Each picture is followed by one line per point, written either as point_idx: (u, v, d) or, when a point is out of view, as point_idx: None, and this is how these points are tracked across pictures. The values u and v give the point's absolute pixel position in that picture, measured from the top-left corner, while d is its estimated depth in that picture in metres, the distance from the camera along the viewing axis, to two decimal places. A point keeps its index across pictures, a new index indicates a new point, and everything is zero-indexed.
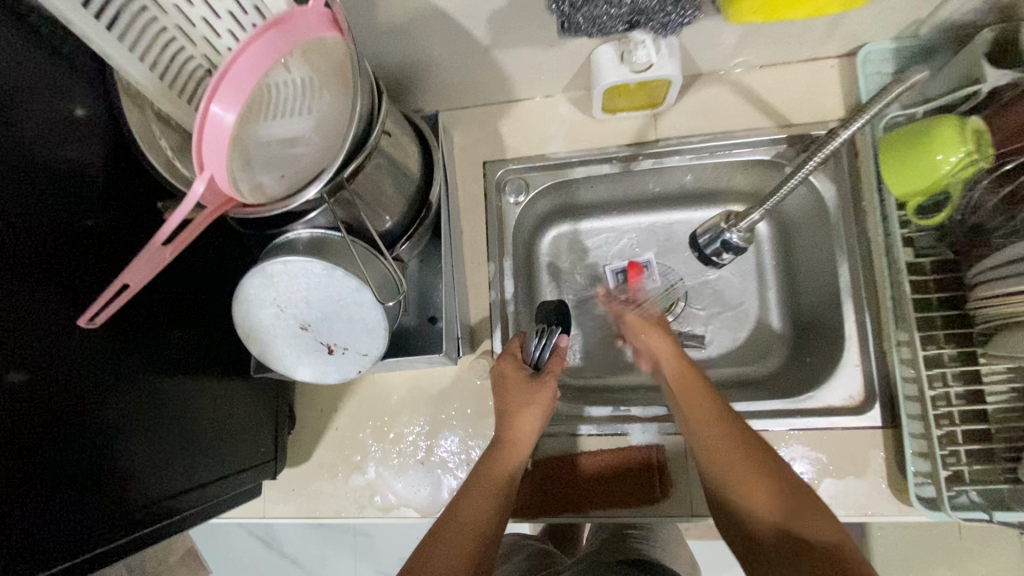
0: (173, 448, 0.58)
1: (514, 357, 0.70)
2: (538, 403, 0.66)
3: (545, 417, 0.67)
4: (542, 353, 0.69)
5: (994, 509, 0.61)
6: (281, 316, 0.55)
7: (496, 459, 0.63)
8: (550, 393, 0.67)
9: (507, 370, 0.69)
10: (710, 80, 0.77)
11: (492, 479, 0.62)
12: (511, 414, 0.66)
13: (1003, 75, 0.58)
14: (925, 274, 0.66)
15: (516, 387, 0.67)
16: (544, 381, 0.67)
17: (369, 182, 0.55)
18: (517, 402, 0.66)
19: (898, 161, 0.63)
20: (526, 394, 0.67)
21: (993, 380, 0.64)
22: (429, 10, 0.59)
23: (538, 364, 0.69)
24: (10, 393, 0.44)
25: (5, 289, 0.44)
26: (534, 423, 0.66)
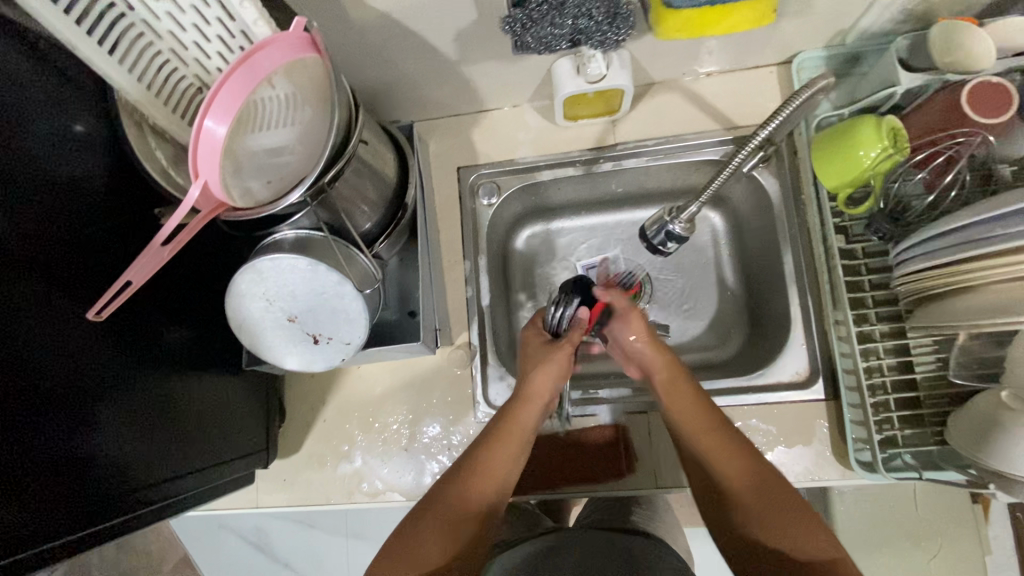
0: (167, 437, 0.63)
1: (537, 326, 0.77)
2: (554, 365, 0.71)
3: (559, 383, 0.72)
4: (560, 322, 0.74)
5: (925, 469, 0.67)
6: (270, 309, 0.60)
7: (509, 420, 0.68)
8: (567, 355, 0.72)
9: (530, 338, 0.76)
10: (662, 88, 0.84)
11: (502, 448, 0.66)
12: (530, 372, 0.72)
13: (914, 78, 0.65)
14: (858, 259, 0.73)
15: (536, 351, 0.73)
16: (560, 345, 0.72)
17: (350, 187, 0.61)
18: (534, 367, 0.71)
19: (830, 155, 0.70)
20: (544, 356, 0.72)
21: (921, 352, 0.70)
22: (402, 31, 0.66)
23: (557, 332, 0.74)
24: (26, 375, 0.49)
25: (22, 282, 0.49)
26: (546, 390, 0.71)
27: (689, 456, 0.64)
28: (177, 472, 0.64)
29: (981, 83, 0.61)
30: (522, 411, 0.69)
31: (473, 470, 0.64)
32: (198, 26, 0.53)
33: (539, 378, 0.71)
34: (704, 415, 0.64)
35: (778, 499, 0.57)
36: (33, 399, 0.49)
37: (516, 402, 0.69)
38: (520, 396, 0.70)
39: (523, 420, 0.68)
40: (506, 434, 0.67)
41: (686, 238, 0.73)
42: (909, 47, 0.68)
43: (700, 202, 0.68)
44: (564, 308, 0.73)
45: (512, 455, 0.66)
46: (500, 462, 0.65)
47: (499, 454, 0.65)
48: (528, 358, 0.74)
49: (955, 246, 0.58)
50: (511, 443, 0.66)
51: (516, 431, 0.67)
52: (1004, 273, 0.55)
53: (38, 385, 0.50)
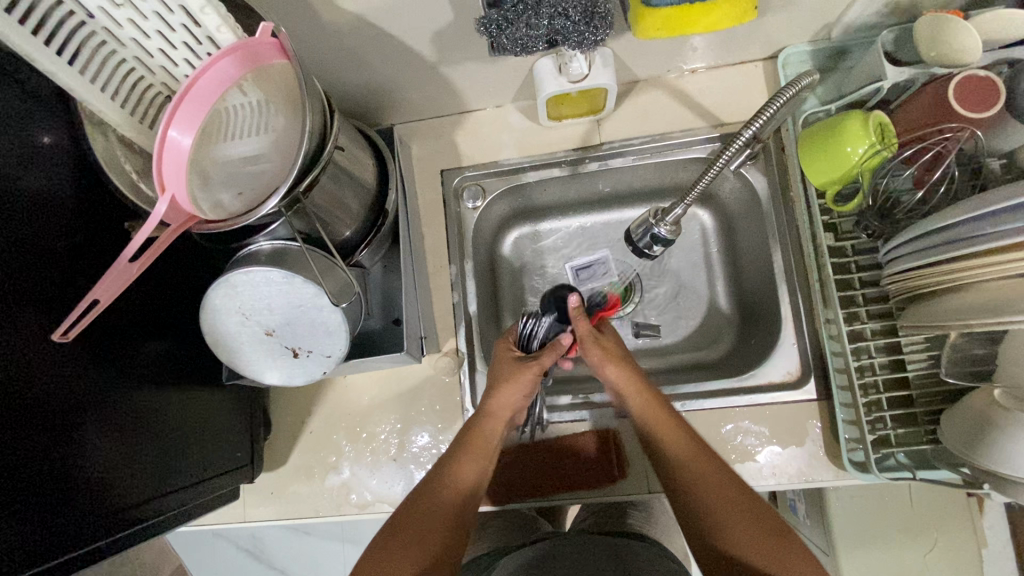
0: (158, 453, 0.62)
1: (509, 344, 0.75)
2: (523, 378, 0.70)
3: (525, 397, 0.71)
4: (532, 338, 0.73)
5: (918, 468, 0.67)
6: (246, 323, 0.59)
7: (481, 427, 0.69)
8: (532, 374, 0.70)
9: (502, 352, 0.74)
10: (647, 85, 0.83)
11: (477, 449, 0.67)
12: (498, 387, 0.70)
13: (900, 72, 0.64)
14: (848, 256, 0.72)
15: (503, 367, 0.71)
16: (528, 364, 0.70)
17: (326, 195, 0.60)
18: (502, 382, 0.70)
19: (817, 152, 0.69)
20: (510, 371, 0.71)
21: (912, 350, 0.70)
22: (376, 33, 0.64)
23: (528, 347, 0.74)
24: (14, 396, 0.48)
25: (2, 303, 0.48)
26: (513, 404, 0.70)
27: (671, 484, 0.62)
28: (162, 490, 0.63)
29: (967, 78, 0.60)
30: (490, 421, 0.69)
31: (444, 479, 0.64)
32: (162, 33, 0.51)
33: (503, 394, 0.70)
34: (685, 439, 0.63)
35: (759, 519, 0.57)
36: (11, 419, 0.47)
37: (484, 414, 0.69)
38: (486, 407, 0.70)
39: (492, 427, 0.69)
40: (474, 443, 0.67)
41: (673, 242, 0.72)
42: (894, 40, 0.67)
43: (685, 204, 0.66)
44: (537, 322, 0.72)
45: (481, 462, 0.66)
46: (472, 469, 0.66)
47: (469, 462, 0.66)
48: (496, 371, 0.72)
49: (946, 244, 0.57)
50: (480, 450, 0.67)
51: (484, 441, 0.68)
52: (997, 272, 0.54)
53: (14, 405, 0.48)
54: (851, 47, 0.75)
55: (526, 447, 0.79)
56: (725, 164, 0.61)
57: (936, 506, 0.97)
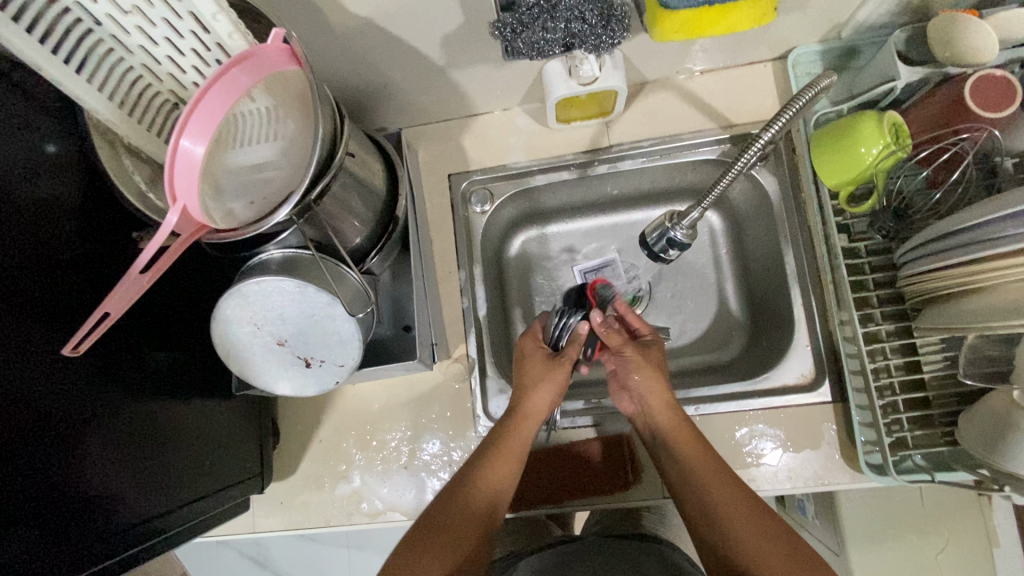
0: (165, 467, 0.61)
1: (536, 338, 0.76)
2: (555, 377, 0.71)
3: (557, 398, 0.71)
4: (561, 335, 0.75)
5: (936, 470, 0.67)
6: (257, 333, 0.58)
7: (511, 429, 0.68)
8: (563, 375, 0.71)
9: (528, 349, 0.75)
10: (656, 87, 0.82)
11: (509, 453, 0.66)
12: (528, 389, 0.71)
13: (914, 72, 0.64)
14: (861, 257, 0.72)
15: (535, 367, 0.72)
16: (560, 362, 0.72)
17: (337, 201, 0.59)
18: (532, 385, 0.71)
19: (831, 154, 0.68)
20: (542, 373, 0.72)
21: (927, 351, 0.69)
22: (385, 37, 0.63)
23: (557, 346, 0.75)
24: (23, 411, 0.47)
25: (10, 316, 0.47)
26: (545, 405, 0.70)
27: (702, 528, 0.59)
28: (173, 503, 0.62)
29: (983, 77, 0.60)
30: (521, 426, 0.68)
31: (471, 483, 0.63)
32: (171, 40, 0.50)
33: (534, 397, 0.70)
34: (723, 479, 0.61)
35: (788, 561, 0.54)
36: (16, 432, 0.46)
37: (515, 418, 0.69)
38: (518, 412, 0.69)
39: (522, 433, 0.68)
40: (505, 449, 0.66)
41: (688, 246, 0.71)
42: (907, 39, 0.67)
43: (700, 208, 0.66)
44: (567, 319, 0.75)
45: (510, 468, 0.65)
46: (501, 475, 0.64)
47: (498, 468, 0.65)
48: (524, 371, 0.73)
49: (968, 245, 0.56)
50: (511, 456, 0.66)
51: (516, 448, 0.67)
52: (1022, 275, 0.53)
53: (21, 419, 0.47)
54: (861, 47, 0.75)
55: (537, 453, 0.78)
56: (743, 168, 0.61)
57: (947, 506, 0.96)
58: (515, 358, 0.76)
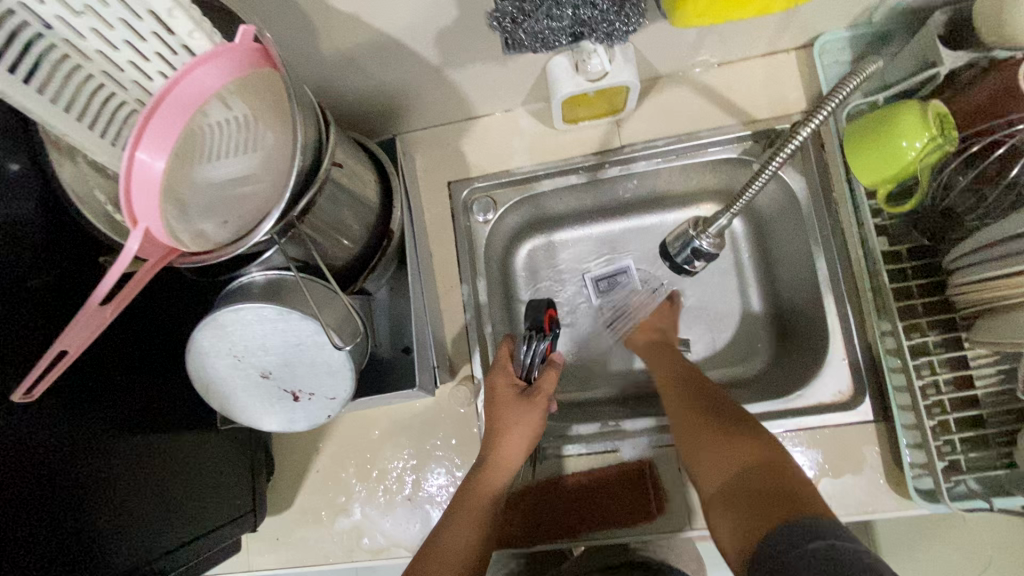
0: (157, 508, 0.56)
1: (506, 371, 0.69)
2: (529, 420, 0.65)
3: (532, 441, 0.66)
4: (532, 361, 0.68)
5: (993, 496, 0.60)
6: (239, 366, 0.52)
7: (479, 479, 0.63)
8: (538, 415, 0.65)
9: (498, 385, 0.68)
10: (669, 82, 0.76)
11: (477, 501, 0.61)
12: (499, 432, 0.65)
13: (959, 57, 0.57)
14: (903, 262, 0.66)
15: (504, 409, 0.66)
16: (534, 402, 0.66)
17: (324, 216, 0.53)
18: (505, 427, 0.65)
19: (867, 150, 0.62)
20: (513, 417, 0.65)
21: (980, 363, 0.62)
22: (372, 33, 0.57)
23: (529, 377, 0.68)
24: None
25: None
26: (519, 450, 0.64)
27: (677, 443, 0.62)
28: (163, 548, 0.56)
29: None
30: (488, 476, 0.63)
31: (435, 548, 0.59)
32: (130, 43, 0.44)
33: (511, 440, 0.64)
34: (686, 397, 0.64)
35: (725, 442, 0.56)
36: None
37: (487, 468, 0.64)
38: (485, 458, 0.64)
39: (487, 489, 0.62)
40: (468, 504, 0.61)
41: (716, 256, 0.66)
42: (946, 23, 0.61)
43: (730, 214, 0.60)
44: (537, 345, 0.67)
45: (473, 525, 0.60)
46: (463, 531, 0.60)
47: (462, 526, 0.60)
48: (496, 414, 0.66)
49: None
50: (472, 513, 0.61)
51: (480, 500, 0.62)
52: None
53: None
54: (894, 33, 0.69)
55: (550, 482, 0.72)
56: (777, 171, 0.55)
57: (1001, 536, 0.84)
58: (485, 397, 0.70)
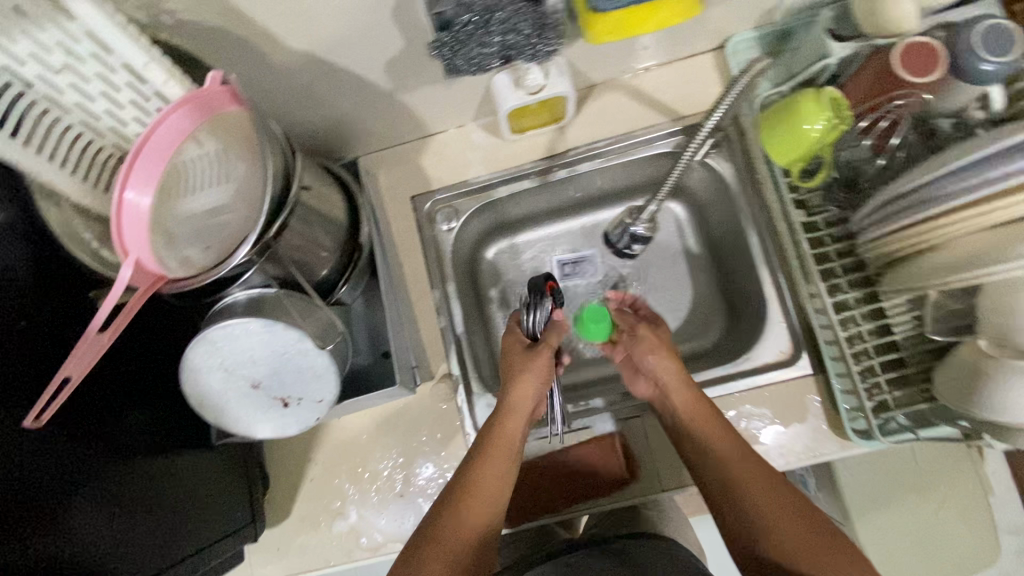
0: (159, 524, 0.60)
1: (515, 332, 0.75)
2: (537, 371, 0.70)
3: (542, 388, 0.71)
4: (537, 324, 0.74)
5: (919, 428, 0.68)
6: (230, 379, 0.57)
7: (498, 422, 0.68)
8: (545, 362, 0.70)
9: (509, 346, 0.74)
10: (603, 89, 0.84)
11: (497, 442, 0.66)
12: (513, 381, 0.70)
13: (845, 48, 0.66)
14: (821, 230, 0.73)
15: (515, 361, 0.71)
16: (539, 351, 0.71)
17: (298, 235, 0.59)
18: (516, 378, 0.70)
19: (777, 135, 0.70)
20: (521, 365, 0.70)
21: (896, 312, 0.70)
22: (327, 67, 0.63)
23: (535, 336, 0.74)
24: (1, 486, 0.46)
25: None
26: (529, 398, 0.70)
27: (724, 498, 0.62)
28: (168, 561, 0.60)
29: (910, 44, 0.61)
30: (506, 421, 0.68)
31: (465, 483, 0.64)
32: (107, 93, 0.49)
33: (520, 390, 0.69)
34: (735, 451, 0.65)
35: (796, 516, 0.58)
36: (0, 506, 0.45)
37: (500, 415, 0.68)
38: (504, 404, 0.69)
39: (505, 432, 0.67)
40: (492, 446, 0.66)
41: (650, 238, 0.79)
42: (836, 16, 0.69)
43: (659, 198, 0.72)
44: (539, 309, 0.74)
45: (498, 463, 0.65)
46: (490, 470, 0.64)
47: (485, 470, 0.64)
48: (507, 366, 0.72)
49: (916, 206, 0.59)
50: (496, 456, 0.66)
51: (502, 444, 0.66)
52: (985, 218, 0.54)
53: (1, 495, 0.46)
54: (794, 30, 0.77)
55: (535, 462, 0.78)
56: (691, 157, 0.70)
57: (943, 462, 1.01)
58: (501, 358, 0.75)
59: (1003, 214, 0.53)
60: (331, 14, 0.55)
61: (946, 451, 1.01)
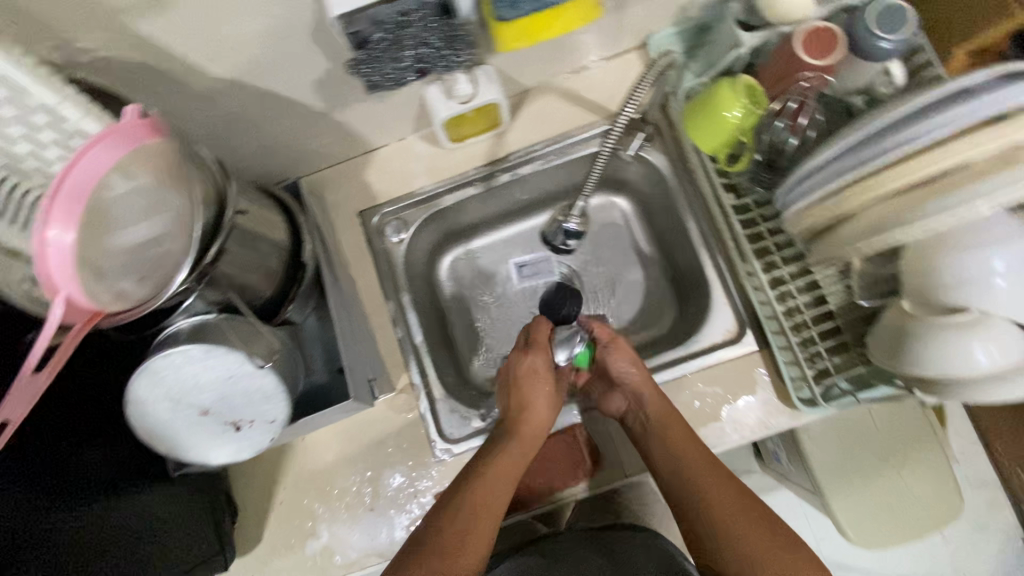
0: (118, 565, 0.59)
1: (542, 351, 0.78)
2: (556, 396, 0.76)
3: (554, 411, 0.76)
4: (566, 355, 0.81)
5: (859, 390, 0.70)
6: (178, 408, 0.57)
7: (512, 440, 0.71)
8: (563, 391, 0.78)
9: (536, 364, 0.76)
10: (537, 92, 0.86)
11: (508, 461, 0.69)
12: (534, 403, 0.74)
13: (753, 38, 0.70)
14: (752, 211, 0.77)
15: (539, 384, 0.75)
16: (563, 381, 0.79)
17: (235, 260, 0.59)
18: (536, 400, 0.74)
19: (699, 125, 0.73)
20: (546, 390, 0.75)
21: (829, 283, 0.74)
22: (255, 92, 0.64)
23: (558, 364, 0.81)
24: None
25: None
26: (545, 420, 0.74)
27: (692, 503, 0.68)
28: None
29: (809, 30, 0.65)
30: (520, 440, 0.71)
31: (472, 499, 0.65)
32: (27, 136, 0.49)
33: (541, 412, 0.74)
34: (703, 456, 0.69)
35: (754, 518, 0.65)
36: None
37: (515, 435, 0.71)
38: (520, 424, 0.72)
39: (518, 451, 0.70)
40: (503, 465, 0.68)
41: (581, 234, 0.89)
42: (745, 9, 0.72)
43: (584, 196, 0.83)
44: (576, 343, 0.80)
45: (508, 482, 0.67)
46: (500, 489, 0.66)
47: (495, 487, 0.66)
48: (529, 387, 0.75)
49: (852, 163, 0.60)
50: (508, 474, 0.68)
51: (514, 462, 0.69)
52: (907, 175, 0.56)
53: None
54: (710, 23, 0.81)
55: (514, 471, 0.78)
56: (613, 144, 0.75)
57: (904, 422, 1.04)
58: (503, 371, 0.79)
59: (913, 171, 0.56)
60: (250, 40, 0.56)
61: (904, 411, 1.04)
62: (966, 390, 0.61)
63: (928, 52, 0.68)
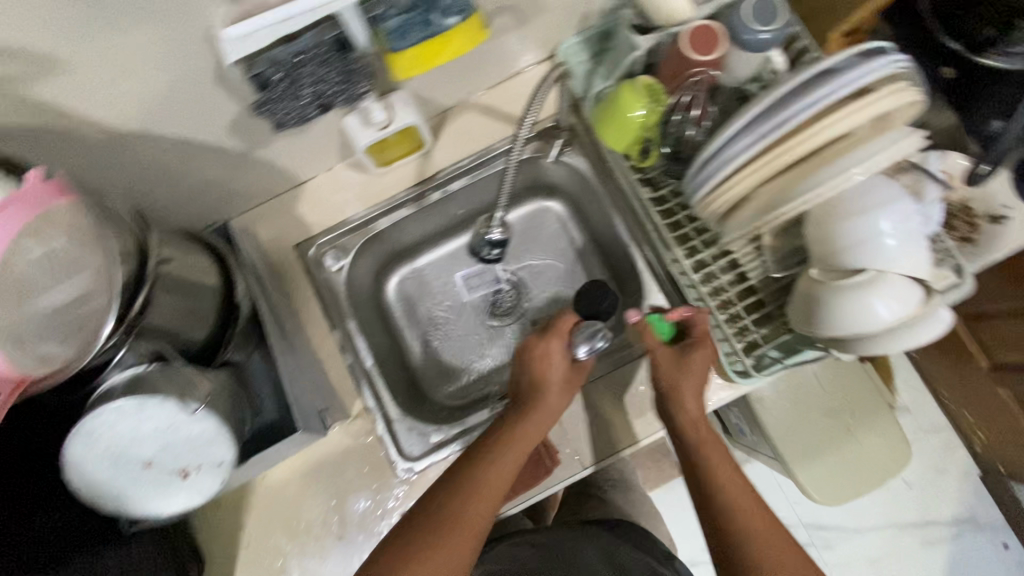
0: None
1: (562, 339, 0.77)
2: (570, 386, 0.76)
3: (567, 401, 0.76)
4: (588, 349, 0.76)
5: (787, 356, 0.76)
6: (118, 464, 0.57)
7: (511, 442, 0.70)
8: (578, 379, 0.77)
9: (554, 352, 0.76)
10: (457, 110, 0.89)
11: (496, 467, 0.68)
12: (547, 392, 0.74)
13: (647, 41, 0.74)
14: (669, 201, 0.81)
15: (555, 370, 0.75)
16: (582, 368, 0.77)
17: (166, 309, 0.60)
18: (549, 388, 0.74)
19: (609, 125, 0.76)
20: (563, 377, 0.75)
21: (748, 259, 0.77)
22: (169, 141, 0.65)
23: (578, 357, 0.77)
24: None
25: None
26: (553, 411, 0.74)
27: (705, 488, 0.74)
28: None
29: (697, 27, 0.69)
30: (516, 441, 0.70)
31: (454, 512, 0.64)
32: None
33: (551, 402, 0.74)
34: (718, 446, 0.75)
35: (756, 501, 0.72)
36: None
37: (511, 436, 0.70)
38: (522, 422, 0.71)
39: (511, 454, 0.69)
40: (493, 472, 0.67)
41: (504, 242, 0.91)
42: (637, 13, 0.77)
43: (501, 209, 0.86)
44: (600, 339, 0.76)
45: (494, 490, 0.66)
46: (488, 498, 0.66)
47: (483, 497, 0.65)
48: (544, 373, 0.75)
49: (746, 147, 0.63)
50: (501, 479, 0.67)
51: (506, 465, 0.68)
52: (796, 148, 0.61)
53: None
54: None
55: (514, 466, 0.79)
56: (520, 136, 0.76)
57: (844, 380, 1.11)
58: (520, 355, 0.78)
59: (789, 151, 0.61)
60: (152, 92, 0.57)
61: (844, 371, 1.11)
62: (867, 343, 0.67)
63: (804, 40, 0.74)
